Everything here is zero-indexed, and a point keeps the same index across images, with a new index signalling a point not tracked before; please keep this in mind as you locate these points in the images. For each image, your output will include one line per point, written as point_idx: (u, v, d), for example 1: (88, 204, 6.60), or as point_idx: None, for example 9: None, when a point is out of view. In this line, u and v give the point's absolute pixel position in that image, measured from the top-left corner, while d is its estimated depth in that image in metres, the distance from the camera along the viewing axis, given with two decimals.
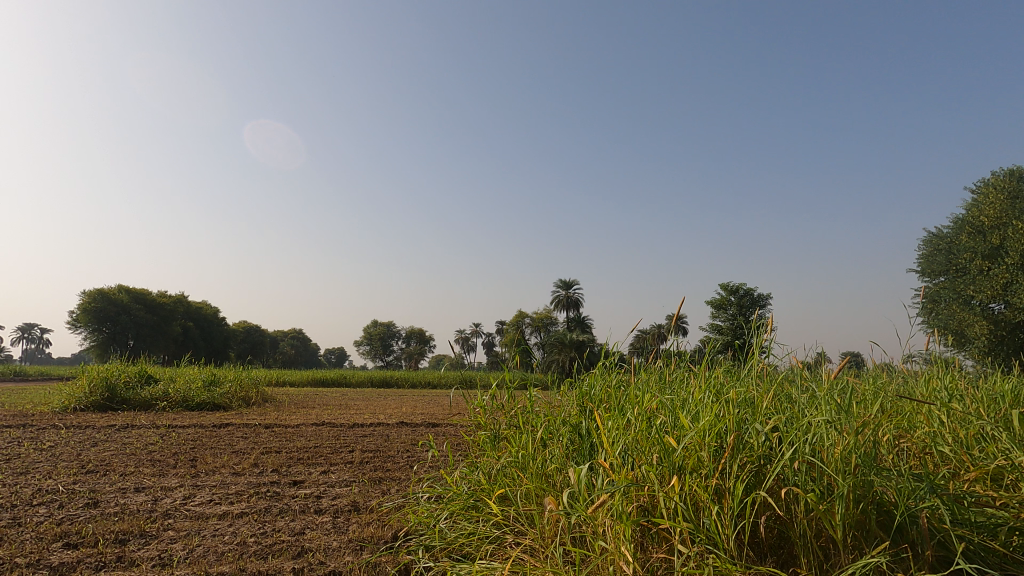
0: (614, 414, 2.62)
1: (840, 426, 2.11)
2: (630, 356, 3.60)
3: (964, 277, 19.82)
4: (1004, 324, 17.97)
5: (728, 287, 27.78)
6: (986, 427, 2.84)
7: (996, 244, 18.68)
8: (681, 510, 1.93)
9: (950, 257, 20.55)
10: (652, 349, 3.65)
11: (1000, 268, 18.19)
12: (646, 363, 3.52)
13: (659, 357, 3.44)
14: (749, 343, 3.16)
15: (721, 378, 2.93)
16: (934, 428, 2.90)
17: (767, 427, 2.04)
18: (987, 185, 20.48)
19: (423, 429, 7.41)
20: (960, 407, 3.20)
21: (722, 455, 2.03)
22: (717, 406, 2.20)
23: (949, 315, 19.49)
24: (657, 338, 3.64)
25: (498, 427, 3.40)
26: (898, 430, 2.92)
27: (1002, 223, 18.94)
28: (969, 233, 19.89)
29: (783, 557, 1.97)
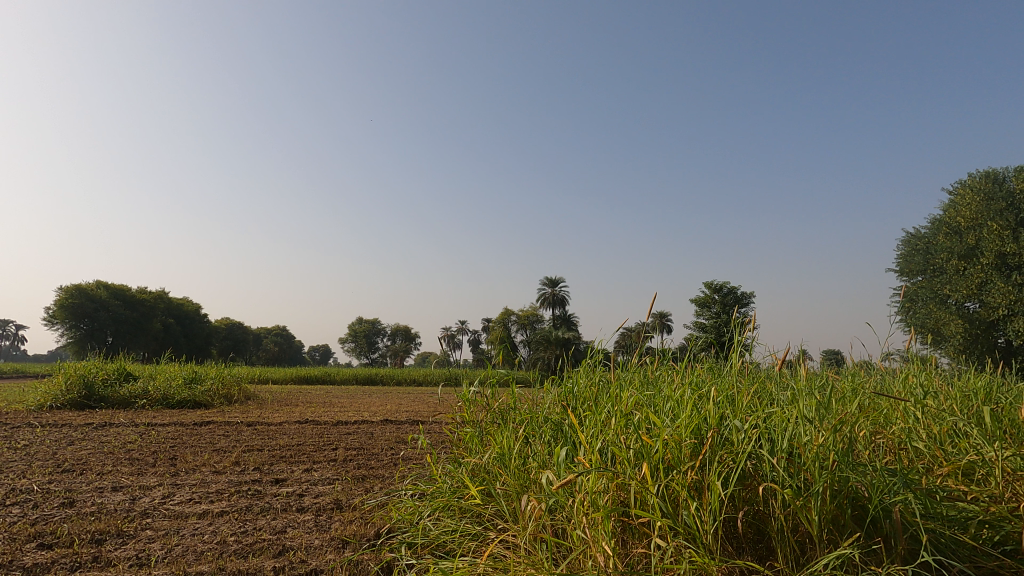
0: (594, 412, 2.63)
1: (815, 421, 2.14)
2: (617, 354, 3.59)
3: (940, 276, 20.27)
4: (979, 322, 18.41)
5: (712, 285, 28.09)
6: (958, 423, 2.91)
7: (972, 244, 19.12)
8: (660, 504, 1.94)
9: (928, 256, 20.95)
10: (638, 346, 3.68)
11: (976, 268, 18.59)
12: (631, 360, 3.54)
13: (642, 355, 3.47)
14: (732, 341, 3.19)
15: (701, 376, 2.96)
16: (910, 424, 2.96)
17: (746, 422, 2.05)
18: (963, 186, 20.82)
19: (407, 427, 7.39)
20: (935, 403, 3.26)
21: (701, 450, 2.05)
22: (695, 403, 2.21)
23: (926, 314, 19.90)
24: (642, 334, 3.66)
25: (481, 424, 3.40)
26: (875, 426, 2.99)
27: (977, 224, 19.35)
28: (946, 234, 20.26)
29: (763, 550, 1.99)
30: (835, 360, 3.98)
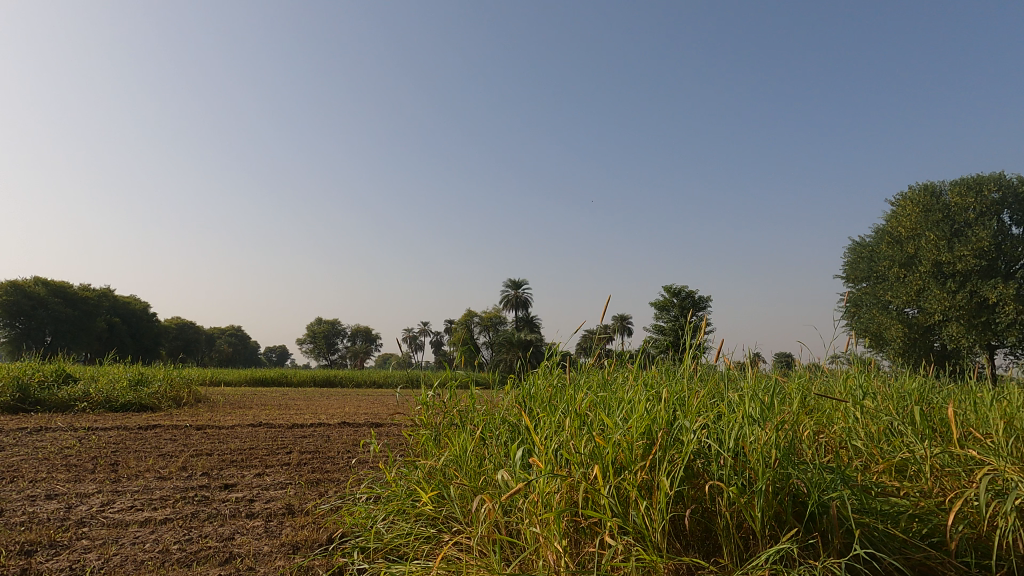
0: (550, 414, 2.65)
1: (761, 422, 2.22)
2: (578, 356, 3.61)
3: (883, 283, 21.33)
4: (917, 327, 19.46)
5: (671, 289, 28.75)
6: (893, 423, 3.07)
7: (911, 253, 20.18)
8: (611, 504, 1.97)
9: (871, 264, 22.01)
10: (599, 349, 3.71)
11: (915, 275, 19.64)
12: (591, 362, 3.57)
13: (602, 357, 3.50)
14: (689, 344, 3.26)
15: (655, 378, 3.03)
16: (849, 423, 3.11)
17: (695, 424, 2.11)
18: (904, 198, 21.98)
19: (365, 430, 7.26)
20: (874, 403, 3.43)
21: (652, 450, 2.10)
22: (647, 404, 2.26)
23: (869, 319, 20.90)
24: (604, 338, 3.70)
25: (438, 426, 3.39)
26: (818, 426, 3.13)
27: (916, 234, 20.43)
28: (889, 243, 21.32)
29: (708, 547, 2.05)
30: (785, 362, 4.15)
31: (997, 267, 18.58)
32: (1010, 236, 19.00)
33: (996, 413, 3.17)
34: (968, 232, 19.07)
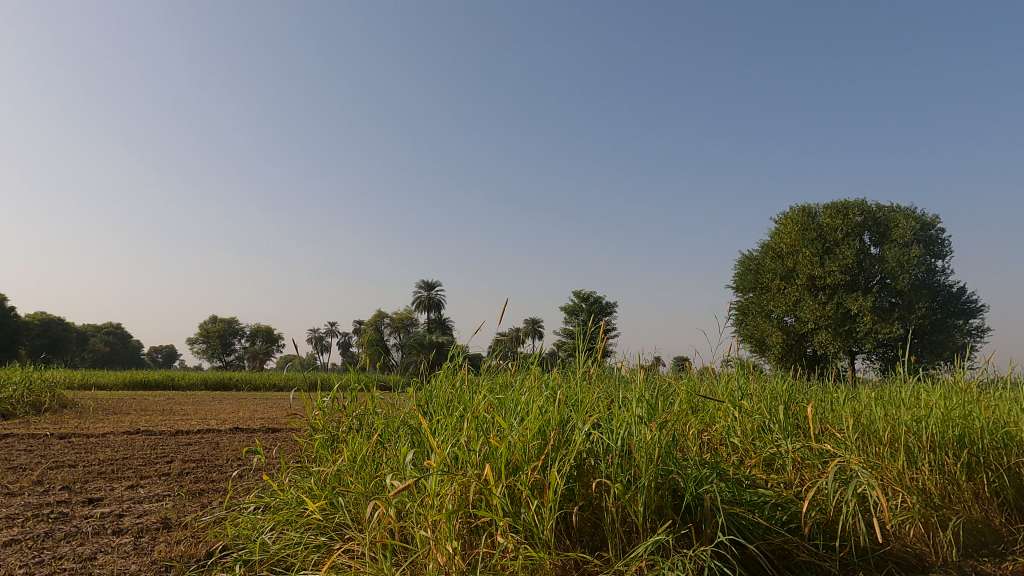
0: (449, 416, 2.65)
1: (646, 422, 2.36)
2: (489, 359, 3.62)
3: (766, 293, 23.42)
4: (793, 334, 21.60)
5: (580, 294, 29.76)
6: (765, 420, 3.37)
7: (790, 267, 22.34)
8: (502, 503, 2.01)
9: (757, 276, 24.12)
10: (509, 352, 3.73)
11: (793, 287, 21.77)
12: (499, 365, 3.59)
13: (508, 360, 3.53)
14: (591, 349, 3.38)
15: (553, 380, 3.12)
16: (729, 421, 3.39)
17: (586, 424, 2.21)
18: (786, 217, 24.28)
19: (260, 435, 6.83)
20: (749, 402, 3.75)
21: (545, 451, 2.16)
22: (543, 406, 2.33)
23: (754, 326, 22.90)
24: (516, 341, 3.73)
25: (336, 431, 3.27)
26: (703, 425, 3.41)
27: (795, 250, 22.63)
28: (772, 257, 23.45)
29: (595, 542, 2.15)
30: (683, 364, 4.45)
31: (859, 282, 21.03)
32: (869, 255, 21.58)
33: (847, 411, 3.59)
34: (836, 250, 21.42)
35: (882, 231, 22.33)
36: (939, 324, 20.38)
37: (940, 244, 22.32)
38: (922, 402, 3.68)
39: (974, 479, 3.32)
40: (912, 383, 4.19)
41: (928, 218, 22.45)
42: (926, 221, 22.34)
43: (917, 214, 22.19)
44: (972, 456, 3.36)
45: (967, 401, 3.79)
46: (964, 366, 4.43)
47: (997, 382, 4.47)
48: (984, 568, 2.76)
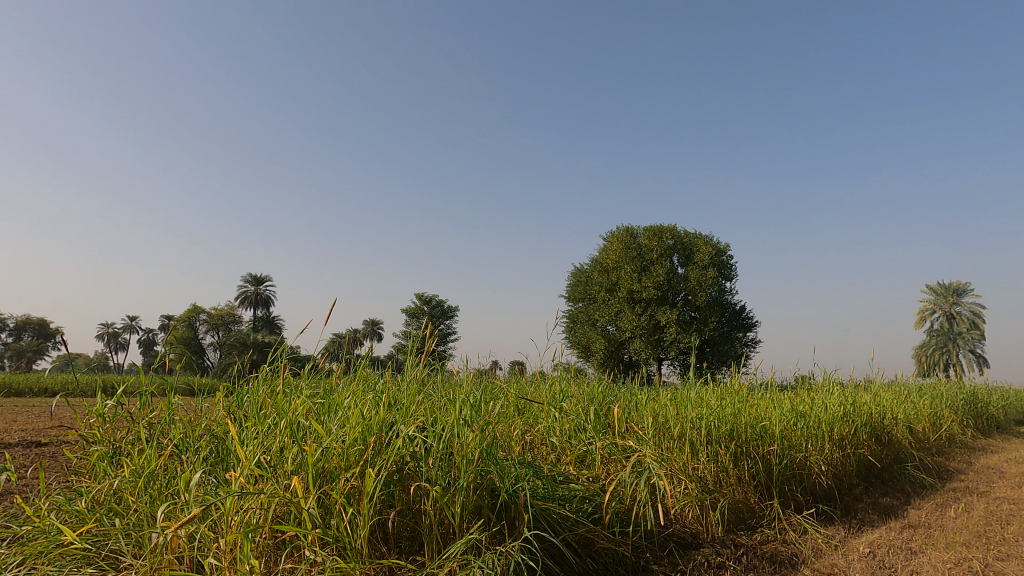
0: (260, 423, 2.44)
1: (468, 424, 2.44)
2: (322, 361, 3.35)
3: (593, 304, 25.66)
4: (614, 341, 23.98)
5: (422, 296, 29.59)
6: (580, 420, 3.64)
7: (614, 281, 24.74)
8: (311, 515, 1.90)
9: (586, 287, 26.29)
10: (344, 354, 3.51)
11: (616, 299, 24.17)
12: (330, 368, 3.35)
13: (341, 361, 3.32)
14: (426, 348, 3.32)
15: (381, 384, 3.02)
16: (549, 422, 3.60)
17: (408, 428, 2.20)
18: (612, 235, 26.80)
19: (18, 451, 5.59)
20: (567, 402, 3.97)
21: (364, 456, 2.11)
22: (364, 411, 2.27)
23: (582, 333, 24.99)
24: (351, 343, 3.52)
25: (119, 443, 2.79)
26: (526, 426, 3.57)
27: (619, 266, 25.08)
28: (599, 271, 25.76)
29: (411, 547, 2.14)
30: (516, 367, 4.69)
31: (668, 297, 24.05)
32: (677, 274, 24.76)
33: (648, 410, 4.05)
34: (651, 268, 24.23)
35: (687, 254, 25.80)
36: (725, 336, 24.16)
37: (729, 268, 26.47)
38: (706, 402, 4.31)
39: (739, 466, 3.98)
40: (700, 385, 4.89)
41: (721, 246, 26.47)
42: (720, 248, 26.32)
43: (714, 242, 26.09)
44: (738, 447, 4.03)
45: (737, 401, 4.55)
46: (737, 371, 5.30)
47: (760, 384, 5.44)
48: (739, 540, 3.37)
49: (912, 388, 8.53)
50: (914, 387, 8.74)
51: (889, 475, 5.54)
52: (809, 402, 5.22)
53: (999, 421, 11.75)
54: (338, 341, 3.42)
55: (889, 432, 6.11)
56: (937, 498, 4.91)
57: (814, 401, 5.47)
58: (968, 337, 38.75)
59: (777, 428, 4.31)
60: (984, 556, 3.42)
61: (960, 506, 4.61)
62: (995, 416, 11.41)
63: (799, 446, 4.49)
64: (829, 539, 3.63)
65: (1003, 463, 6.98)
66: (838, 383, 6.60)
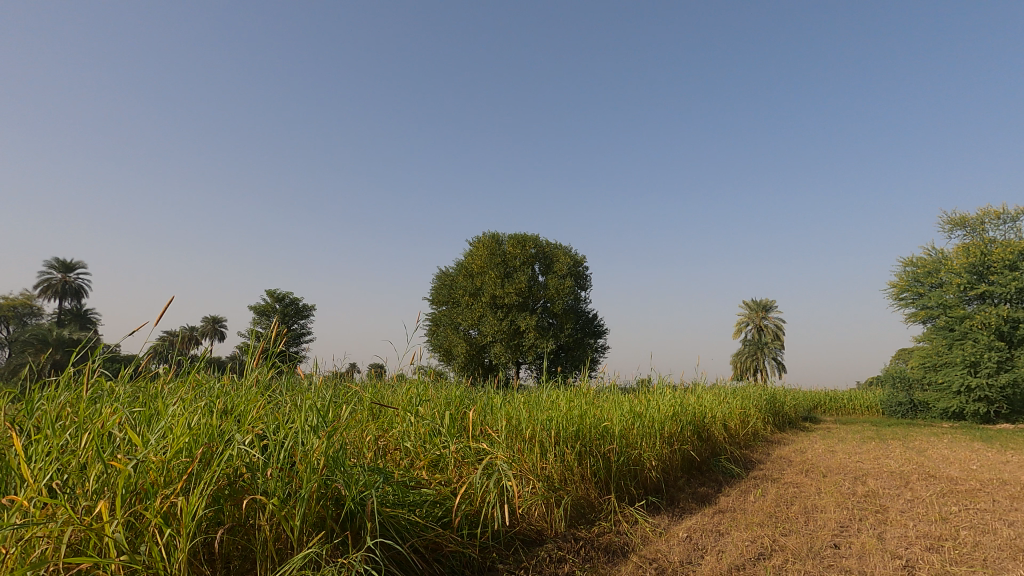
0: (56, 434, 2.07)
1: (316, 430, 2.33)
2: (146, 364, 2.90)
3: (457, 308, 25.82)
4: (475, 345, 24.32)
5: (274, 293, 27.41)
6: (436, 425, 3.60)
7: (478, 285, 25.10)
8: (117, 541, 1.66)
9: (450, 290, 26.38)
10: (175, 356, 3.07)
11: (479, 304, 24.57)
12: (154, 372, 2.91)
13: (168, 363, 2.90)
14: (274, 349, 3.02)
15: (213, 389, 2.70)
16: (403, 427, 3.49)
17: (245, 437, 2.04)
18: (478, 241, 27.19)
19: None
20: (423, 407, 3.86)
21: (190, 471, 1.91)
22: (193, 419, 2.06)
23: (445, 337, 25.05)
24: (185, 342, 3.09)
25: None
26: (379, 430, 3.39)
27: (483, 272, 25.50)
28: (464, 275, 25.98)
29: (242, 565, 1.99)
30: (374, 371, 4.56)
31: (528, 304, 25.00)
32: (537, 282, 25.85)
33: (502, 411, 4.13)
34: (513, 275, 25.01)
35: (547, 263, 27.08)
36: (578, 341, 25.75)
37: (584, 279, 28.27)
38: (555, 405, 4.54)
39: (582, 465, 4.26)
40: (553, 388, 5.15)
41: (579, 257, 28.19)
42: (577, 259, 28.02)
43: (571, 254, 27.73)
44: (582, 446, 4.31)
45: (584, 403, 4.86)
46: (586, 375, 5.68)
47: (605, 387, 5.88)
48: (579, 534, 3.62)
49: (728, 390, 9.83)
50: (729, 389, 10.07)
51: (707, 467, 6.32)
52: (645, 403, 5.76)
53: (790, 418, 13.99)
54: (168, 340, 2.98)
55: (708, 429, 6.96)
56: (742, 485, 5.70)
57: (649, 403, 6.02)
58: (772, 347, 45.65)
59: (616, 428, 4.69)
60: (773, 533, 4.05)
61: (758, 491, 5.41)
62: (787, 413, 13.56)
63: (635, 444, 4.93)
64: (656, 527, 4.04)
65: (792, 454, 8.32)
66: (671, 386, 7.38)
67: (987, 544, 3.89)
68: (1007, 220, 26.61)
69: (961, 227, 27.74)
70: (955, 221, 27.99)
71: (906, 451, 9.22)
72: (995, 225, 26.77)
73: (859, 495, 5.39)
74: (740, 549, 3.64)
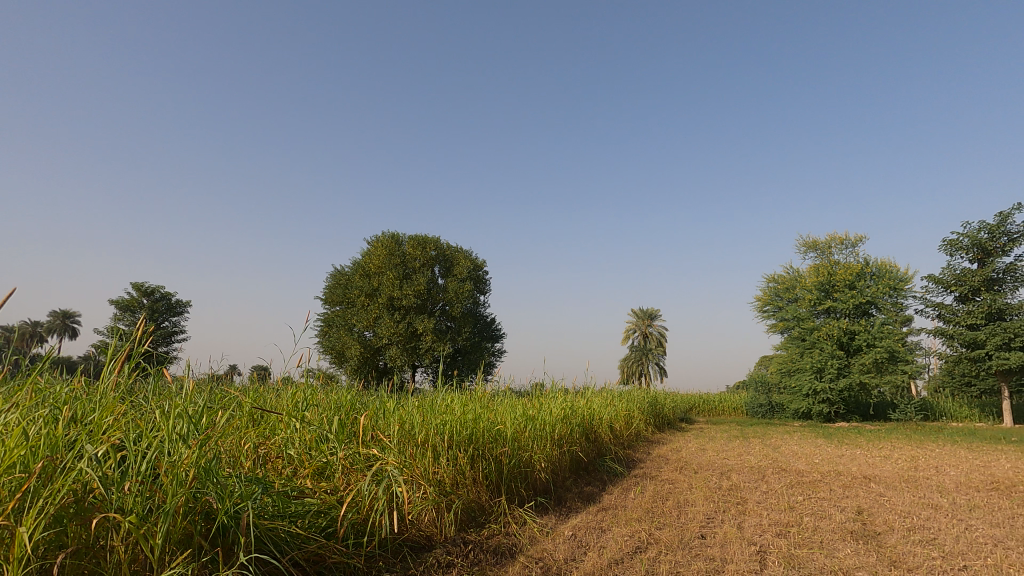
0: None
1: (185, 439, 2.15)
2: None
3: (351, 308, 24.86)
4: (369, 347, 23.54)
5: (141, 286, 24.66)
6: (324, 431, 3.44)
7: (375, 286, 24.34)
8: None
9: (345, 290, 25.35)
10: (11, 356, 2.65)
11: (375, 305, 23.84)
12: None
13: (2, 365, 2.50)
14: (139, 349, 2.71)
15: (61, 394, 2.38)
16: (288, 433, 3.29)
17: (99, 448, 1.83)
18: (377, 240, 26.39)
19: None
20: (311, 412, 3.67)
21: (27, 489, 1.68)
22: (31, 431, 1.80)
23: (337, 338, 24.02)
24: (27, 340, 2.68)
25: None
26: (260, 438, 3.18)
27: (381, 272, 24.75)
28: (360, 275, 25.07)
29: None
30: (257, 373, 4.27)
31: (426, 306, 24.67)
32: (437, 284, 25.62)
33: (395, 416, 4.02)
34: (412, 277, 24.58)
35: (447, 266, 26.93)
36: (475, 345, 25.84)
37: (484, 283, 28.47)
38: (450, 409, 4.52)
39: (475, 468, 4.29)
40: (448, 391, 5.13)
41: (479, 261, 28.34)
42: (478, 263, 28.15)
43: (472, 258, 27.82)
44: (475, 450, 4.34)
45: (478, 406, 4.89)
46: (482, 378, 5.72)
47: (500, 391, 5.96)
48: (468, 537, 3.64)
49: (615, 394, 10.37)
50: (616, 392, 10.63)
51: (593, 466, 6.62)
52: (537, 406, 5.92)
53: (669, 419, 15.07)
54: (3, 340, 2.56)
55: (595, 431, 7.30)
56: (624, 483, 6.04)
57: (542, 406, 6.19)
58: (656, 353, 48.92)
59: (509, 431, 4.77)
60: (649, 527, 4.34)
61: (638, 488, 5.76)
62: (667, 415, 14.59)
63: (526, 447, 5.04)
64: (543, 527, 4.17)
65: (669, 452, 8.97)
66: (563, 390, 7.64)
67: (824, 528, 4.46)
68: (849, 246, 30.77)
69: (813, 250, 31.62)
70: (809, 244, 31.82)
71: (764, 447, 10.30)
72: (839, 250, 30.83)
73: (724, 488, 5.94)
74: (619, 544, 3.86)
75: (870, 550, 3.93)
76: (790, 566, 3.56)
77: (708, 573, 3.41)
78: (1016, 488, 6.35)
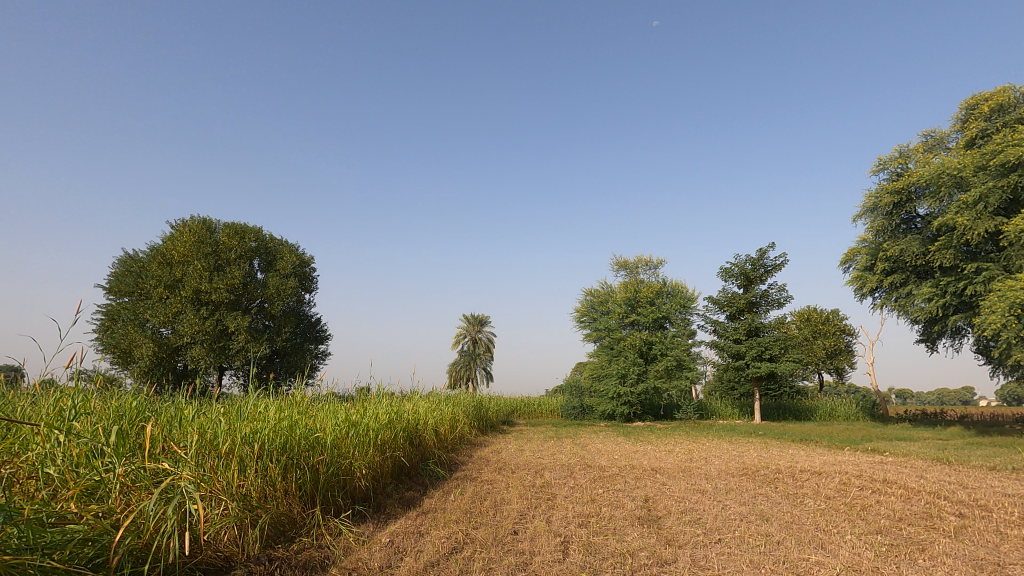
0: None
1: None
2: None
3: (145, 300, 21.40)
4: (166, 346, 20.49)
5: None
6: (99, 444, 2.92)
7: (177, 276, 21.24)
8: None
9: (138, 279, 21.71)
10: None
11: (176, 298, 20.83)
12: None
13: None
14: None
15: None
16: (48, 447, 2.73)
17: None
18: (184, 225, 23.11)
19: None
20: (83, 422, 3.08)
21: None
22: None
23: (122, 335, 20.52)
24: None
25: None
26: (5, 455, 2.59)
27: (185, 261, 21.68)
28: (159, 263, 21.64)
29: None
30: (4, 376, 3.44)
31: (240, 302, 22.22)
32: (254, 279, 23.29)
33: (194, 424, 3.55)
34: (225, 269, 21.99)
35: (269, 260, 24.67)
36: (296, 347, 24.08)
37: (309, 280, 26.70)
38: (262, 416, 4.13)
39: (287, 479, 4.00)
40: (261, 397, 4.68)
41: (305, 257, 26.51)
42: (304, 259, 26.31)
43: (298, 253, 25.94)
44: (288, 460, 4.05)
45: (295, 413, 4.55)
46: (302, 383, 5.35)
47: (320, 395, 5.64)
48: (275, 554, 3.39)
49: (442, 398, 10.47)
50: (442, 396, 10.73)
51: (415, 471, 6.60)
52: (361, 412, 5.72)
53: (492, 422, 15.66)
54: None
55: (420, 436, 7.29)
56: (444, 486, 6.14)
57: (366, 412, 6.00)
58: (483, 358, 50.50)
59: (328, 438, 4.54)
60: (467, 528, 4.47)
61: (458, 490, 5.90)
62: (490, 418, 15.14)
63: (346, 454, 4.84)
64: (359, 536, 4.04)
65: (490, 454, 9.33)
66: (388, 395, 7.49)
67: (618, 516, 5.03)
68: (652, 267, 35.20)
69: (624, 268, 35.53)
70: (621, 263, 35.68)
71: (573, 446, 11.25)
72: (644, 270, 35.14)
73: (537, 486, 6.37)
74: (436, 547, 3.90)
75: (652, 532, 4.54)
76: (587, 553, 3.96)
77: (516, 567, 3.62)
78: (759, 472, 7.88)
